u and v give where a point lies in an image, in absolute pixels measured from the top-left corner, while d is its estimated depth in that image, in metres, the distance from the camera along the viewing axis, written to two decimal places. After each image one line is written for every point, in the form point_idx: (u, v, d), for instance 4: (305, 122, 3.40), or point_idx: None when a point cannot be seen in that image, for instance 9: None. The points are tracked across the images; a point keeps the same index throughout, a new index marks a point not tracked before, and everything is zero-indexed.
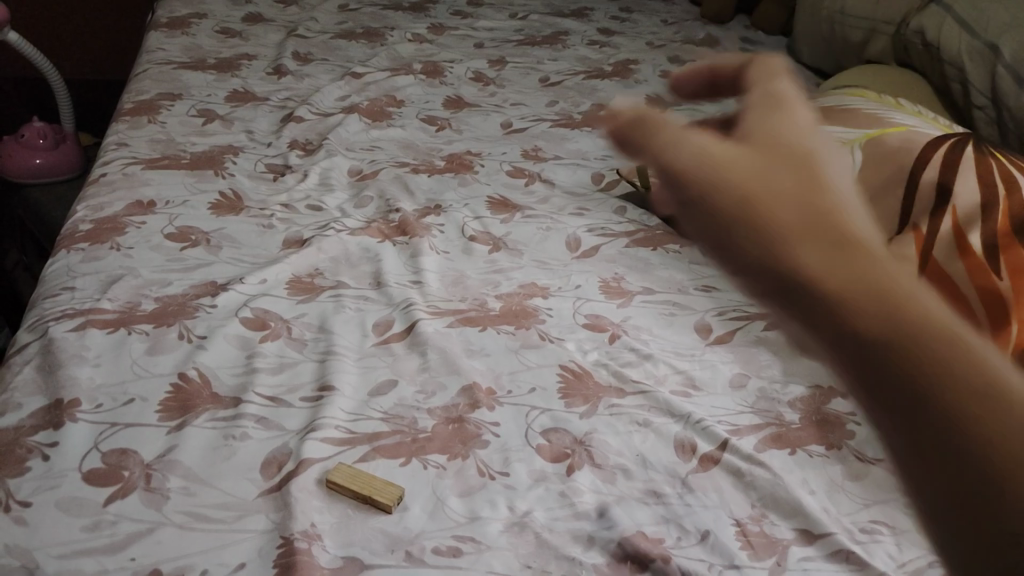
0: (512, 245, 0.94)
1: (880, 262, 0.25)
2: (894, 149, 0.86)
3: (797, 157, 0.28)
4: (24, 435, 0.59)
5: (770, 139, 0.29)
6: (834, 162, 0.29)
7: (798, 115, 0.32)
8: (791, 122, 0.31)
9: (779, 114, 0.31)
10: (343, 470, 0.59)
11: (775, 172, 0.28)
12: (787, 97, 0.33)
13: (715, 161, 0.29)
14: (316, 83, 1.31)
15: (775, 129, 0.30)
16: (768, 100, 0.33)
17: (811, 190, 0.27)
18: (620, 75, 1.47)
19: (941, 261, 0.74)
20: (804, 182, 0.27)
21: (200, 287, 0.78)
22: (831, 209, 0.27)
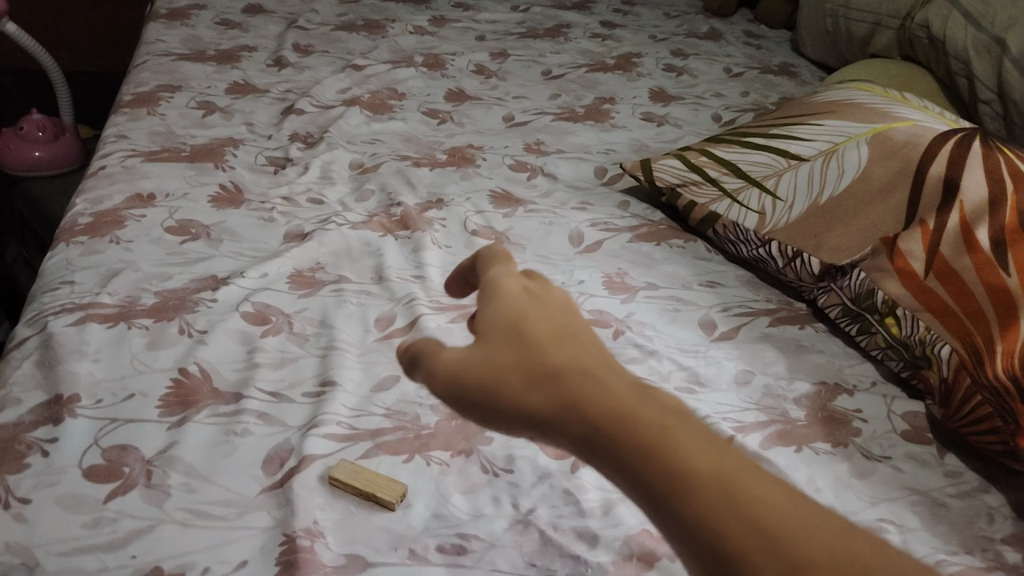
0: (514, 240, 0.93)
1: (646, 429, 0.32)
2: (901, 144, 0.85)
3: (563, 358, 0.35)
4: (24, 431, 0.58)
5: (539, 347, 0.35)
6: (596, 355, 0.35)
7: (561, 310, 0.37)
8: (554, 320, 0.36)
9: (541, 317, 0.37)
10: (346, 466, 0.58)
11: (551, 378, 0.34)
12: (547, 293, 0.38)
13: (501, 373, 0.35)
14: (317, 75, 1.29)
15: (539, 333, 0.36)
16: (521, 299, 0.38)
17: (579, 392, 0.33)
18: (622, 68, 1.46)
19: (948, 257, 0.73)
20: (574, 381, 0.34)
21: (201, 281, 0.78)
22: (600, 402, 0.33)
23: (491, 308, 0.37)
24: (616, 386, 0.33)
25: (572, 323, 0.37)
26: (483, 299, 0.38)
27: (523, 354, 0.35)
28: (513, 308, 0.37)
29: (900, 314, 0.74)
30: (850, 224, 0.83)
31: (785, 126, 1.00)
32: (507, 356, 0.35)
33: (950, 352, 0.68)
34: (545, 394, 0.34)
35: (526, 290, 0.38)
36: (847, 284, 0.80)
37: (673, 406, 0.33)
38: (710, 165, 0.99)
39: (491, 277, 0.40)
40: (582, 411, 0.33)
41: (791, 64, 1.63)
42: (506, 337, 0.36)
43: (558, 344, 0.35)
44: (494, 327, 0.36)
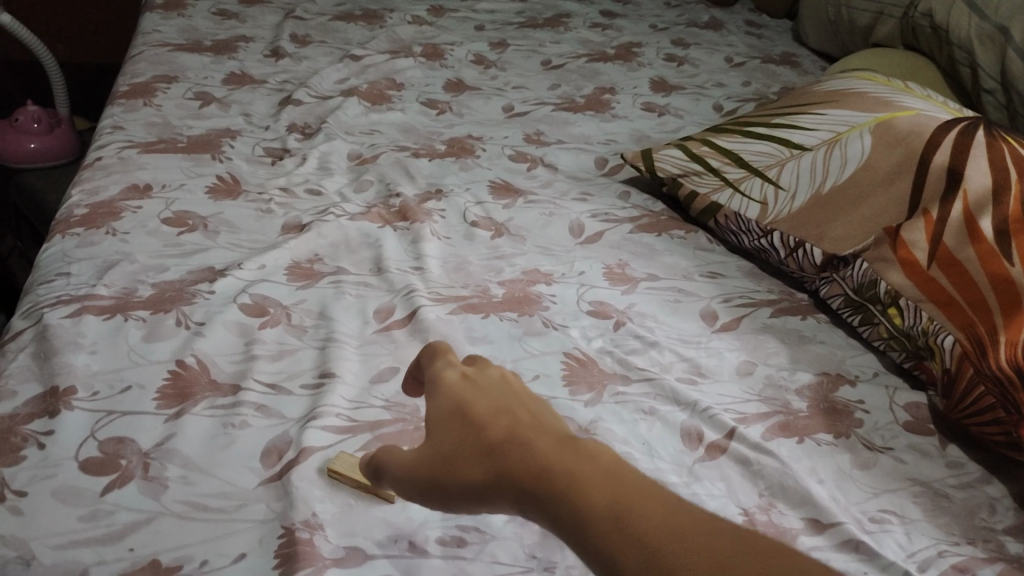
0: (514, 231, 0.92)
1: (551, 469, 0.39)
2: (904, 133, 0.84)
3: (492, 425, 0.43)
4: (19, 424, 0.58)
5: (472, 424, 0.43)
6: (516, 417, 0.43)
7: (491, 388, 0.46)
8: (485, 400, 0.45)
9: (473, 400, 0.45)
10: (345, 458, 0.58)
11: (479, 446, 0.42)
12: (482, 377, 0.47)
13: (445, 453, 0.43)
14: (315, 65, 1.29)
15: (473, 415, 0.44)
16: (459, 388, 0.46)
17: (501, 449, 0.41)
18: (622, 58, 1.45)
19: (952, 247, 0.72)
20: (498, 441, 0.41)
21: (198, 272, 0.77)
22: (517, 455, 0.40)
23: (435, 402, 0.46)
24: (530, 438, 0.41)
25: (502, 396, 0.45)
26: (430, 397, 0.47)
27: (459, 432, 0.43)
28: (453, 398, 0.46)
29: (903, 305, 0.73)
30: (852, 214, 0.82)
31: (787, 115, 0.99)
32: (448, 438, 0.43)
33: (953, 342, 0.68)
34: (478, 459, 0.41)
35: (462, 381, 0.47)
36: (849, 274, 0.80)
37: (574, 447, 0.40)
38: (711, 155, 0.98)
39: (435, 378, 0.49)
40: (504, 463, 0.40)
41: (793, 54, 1.62)
42: (447, 424, 0.44)
43: (488, 417, 0.43)
44: (438, 417, 0.45)
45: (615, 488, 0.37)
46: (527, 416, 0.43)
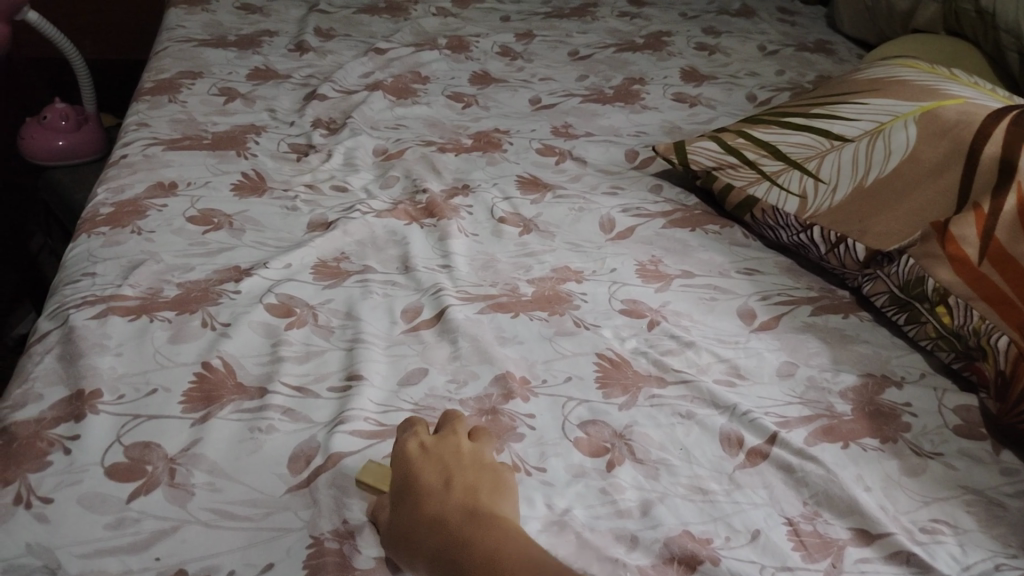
0: (543, 227, 0.90)
1: (473, 551, 0.47)
2: (951, 122, 0.80)
3: (431, 501, 0.51)
4: (46, 428, 0.57)
5: (420, 498, 0.51)
6: (452, 493, 0.51)
7: (443, 462, 0.54)
8: (435, 474, 0.53)
9: (425, 472, 0.53)
10: (372, 468, 0.55)
11: (421, 517, 0.50)
12: (438, 448, 0.55)
13: (396, 517, 0.51)
14: (339, 59, 1.27)
15: (422, 488, 0.52)
16: (417, 458, 0.54)
17: (439, 527, 0.49)
18: (652, 47, 1.42)
19: (1005, 243, 0.68)
20: (438, 518, 0.50)
21: (224, 272, 0.76)
22: (451, 532, 0.49)
23: (394, 469, 0.54)
24: (460, 517, 0.49)
25: (450, 470, 0.53)
26: (394, 463, 0.55)
27: (409, 501, 0.51)
28: (412, 467, 0.54)
29: (953, 303, 0.69)
30: (897, 208, 0.79)
31: (826, 105, 0.96)
32: (400, 505, 0.52)
33: (1009, 343, 0.64)
34: (420, 530, 0.50)
35: (421, 453, 0.55)
36: (894, 271, 0.76)
37: (496, 531, 0.48)
38: (748, 148, 0.95)
39: (400, 442, 0.56)
40: (440, 538, 0.49)
41: (827, 41, 1.57)
42: (401, 491, 0.52)
43: (435, 491, 0.51)
44: (398, 483, 0.53)
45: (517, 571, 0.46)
46: (464, 495, 0.51)
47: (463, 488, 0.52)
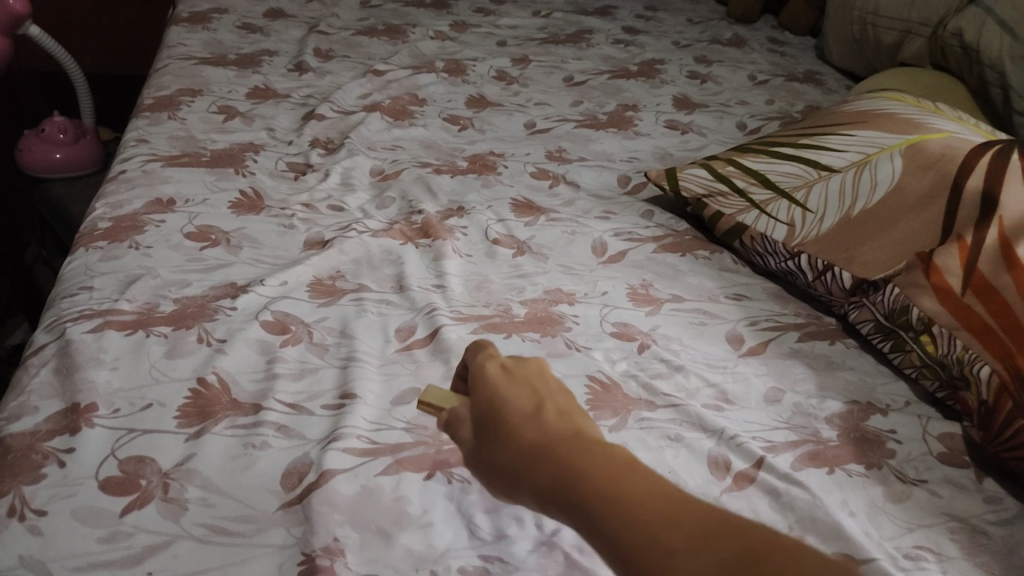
0: (536, 249, 0.91)
1: (568, 461, 0.44)
2: (936, 156, 0.82)
3: (526, 427, 0.48)
4: (40, 441, 0.57)
5: (515, 424, 0.49)
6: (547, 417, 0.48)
7: (529, 382, 0.52)
8: (524, 399, 0.50)
9: (512, 391, 0.51)
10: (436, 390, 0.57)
11: (508, 435, 0.48)
12: (524, 370, 0.54)
13: (483, 439, 0.50)
14: (337, 80, 1.29)
15: (509, 406, 0.50)
16: (502, 378, 0.53)
17: (528, 444, 0.47)
18: (645, 74, 1.44)
19: (987, 275, 0.70)
20: (524, 436, 0.47)
21: (220, 288, 0.77)
22: (541, 446, 0.46)
23: (479, 400, 0.52)
24: (562, 437, 0.47)
25: (540, 396, 0.51)
26: (476, 385, 0.54)
27: (496, 420, 0.50)
28: (496, 388, 0.52)
29: (937, 332, 0.71)
30: (883, 238, 0.80)
31: (814, 135, 0.98)
32: (488, 433, 0.50)
33: (991, 372, 0.65)
34: (516, 458, 0.47)
35: (505, 379, 0.53)
36: (880, 299, 0.78)
37: (590, 445, 0.45)
38: (737, 176, 0.97)
39: (480, 365, 0.55)
40: (530, 453, 0.46)
41: (816, 72, 1.60)
42: (485, 411, 0.51)
43: (523, 410, 0.49)
44: (481, 403, 0.52)
45: (640, 490, 0.42)
46: (553, 414, 0.49)
47: (552, 407, 0.49)
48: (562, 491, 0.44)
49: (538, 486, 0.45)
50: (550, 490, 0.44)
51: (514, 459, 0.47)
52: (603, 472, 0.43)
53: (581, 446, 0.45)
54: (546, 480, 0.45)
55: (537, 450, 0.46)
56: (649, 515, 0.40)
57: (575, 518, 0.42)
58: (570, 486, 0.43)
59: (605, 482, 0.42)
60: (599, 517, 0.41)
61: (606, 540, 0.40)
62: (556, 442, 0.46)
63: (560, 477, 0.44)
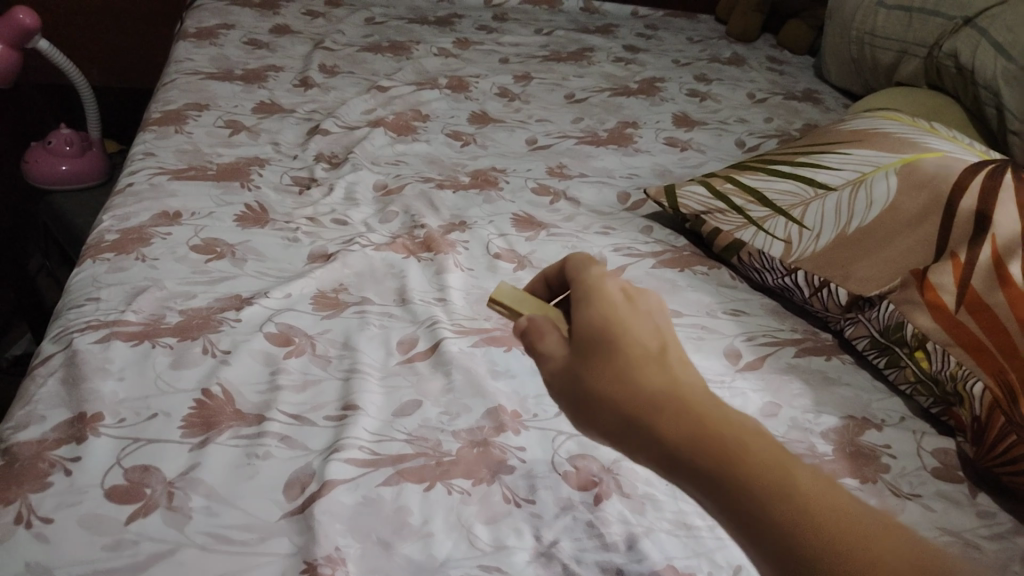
0: (537, 264, 0.93)
1: (706, 423, 0.38)
2: (931, 175, 0.84)
3: (647, 368, 0.41)
4: (47, 449, 0.58)
5: (634, 361, 0.41)
6: (669, 362, 0.42)
7: (648, 315, 0.45)
8: (647, 336, 0.43)
9: (629, 320, 0.44)
10: (507, 290, 0.55)
11: (627, 372, 0.41)
12: (641, 298, 0.46)
13: (590, 367, 0.42)
14: (342, 96, 1.31)
15: (622, 335, 0.43)
16: (616, 300, 0.45)
17: (650, 387, 0.40)
18: (645, 92, 1.46)
19: (981, 292, 0.71)
20: (649, 379, 0.40)
21: (225, 300, 0.78)
22: (670, 395, 0.39)
23: (591, 320, 0.44)
24: (690, 390, 0.40)
25: (660, 337, 0.44)
26: (578, 302, 0.46)
27: (606, 348, 0.42)
28: (606, 309, 0.44)
29: (931, 348, 0.72)
30: (878, 255, 0.82)
31: (811, 154, 1.00)
32: (598, 362, 0.42)
33: (983, 389, 0.66)
34: (630, 398, 0.40)
35: (624, 304, 0.45)
36: (875, 316, 0.79)
37: (731, 411, 0.39)
38: (735, 193, 0.98)
39: (588, 281, 0.47)
40: (658, 403, 0.39)
41: (815, 90, 1.63)
42: (591, 334, 0.43)
43: (645, 344, 0.42)
44: (585, 323, 0.44)
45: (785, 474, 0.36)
46: (679, 363, 0.42)
47: (676, 354, 0.43)
48: (697, 460, 0.37)
49: (662, 442, 0.38)
50: (679, 453, 0.38)
51: (630, 403, 0.40)
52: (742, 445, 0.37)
53: (722, 412, 0.39)
54: (677, 439, 0.38)
55: (665, 399, 0.39)
56: (822, 513, 0.34)
57: (712, 493, 0.37)
58: (711, 456, 0.37)
59: (759, 462, 0.36)
60: (745, 500, 0.35)
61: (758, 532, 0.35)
62: (690, 399, 0.39)
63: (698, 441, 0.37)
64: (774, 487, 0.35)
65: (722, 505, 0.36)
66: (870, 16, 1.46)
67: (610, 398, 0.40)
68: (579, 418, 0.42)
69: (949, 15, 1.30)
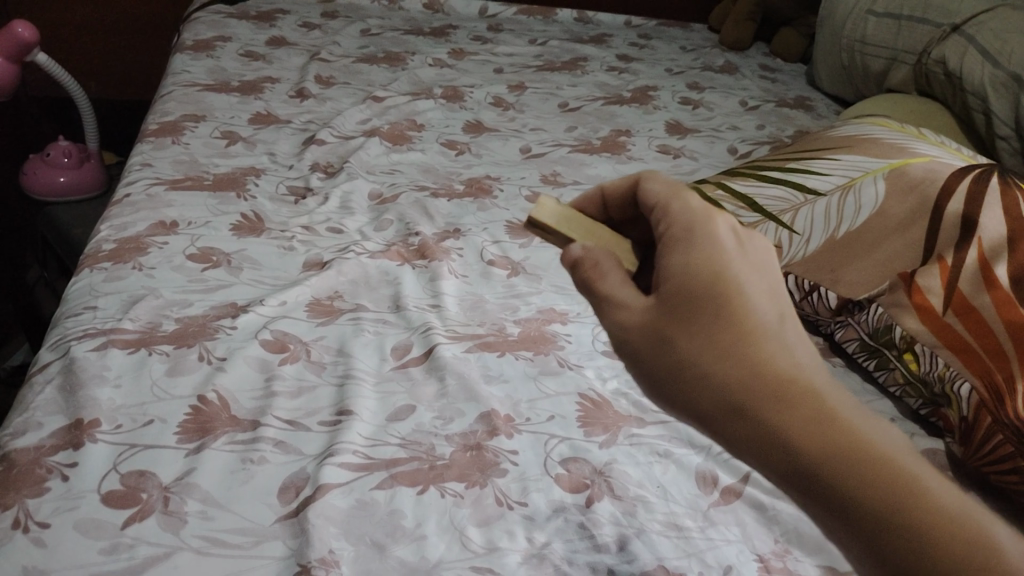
0: (530, 270, 0.94)
1: (823, 413, 0.36)
2: (918, 179, 0.84)
3: (757, 342, 0.38)
4: (44, 455, 0.59)
5: (744, 333, 0.38)
6: (783, 333, 0.38)
7: (757, 265, 0.41)
8: (761, 299, 0.39)
9: (737, 273, 0.40)
10: (548, 210, 0.52)
11: (736, 346, 0.37)
12: (750, 244, 0.42)
13: (691, 336, 0.38)
14: (338, 106, 1.32)
15: (729, 295, 0.39)
16: (723, 245, 0.41)
17: (757, 361, 0.37)
18: (638, 101, 1.48)
19: (967, 294, 0.71)
20: (761, 357, 0.37)
21: (221, 308, 0.79)
22: (782, 375, 0.37)
23: (696, 277, 0.40)
24: (804, 369, 0.37)
25: (773, 298, 0.40)
26: (674, 241, 0.42)
27: (707, 309, 0.39)
28: (708, 256, 0.40)
29: (919, 350, 0.73)
30: (868, 259, 0.83)
31: (801, 160, 1.01)
32: (703, 330, 0.38)
33: (971, 390, 0.67)
34: (737, 378, 0.37)
35: (735, 255, 0.41)
36: (864, 319, 0.80)
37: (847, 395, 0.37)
38: (726, 200, 0.97)
39: (685, 216, 0.43)
40: (770, 387, 0.36)
41: (807, 98, 1.64)
42: (684, 288, 0.40)
43: (754, 307, 0.39)
44: (680, 272, 0.40)
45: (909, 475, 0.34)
46: (794, 333, 0.39)
47: (787, 316, 0.39)
48: (802, 449, 0.35)
49: (765, 427, 0.36)
50: (785, 439, 0.36)
51: (732, 380, 0.37)
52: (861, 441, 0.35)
53: (834, 395, 0.37)
54: (784, 425, 0.36)
55: (773, 377, 0.36)
56: (938, 520, 0.33)
57: (817, 488, 0.35)
58: (820, 443, 0.35)
59: (876, 460, 0.35)
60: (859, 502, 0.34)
61: (860, 526, 0.34)
62: (802, 379, 0.37)
63: (807, 429, 0.35)
64: (889, 482, 0.34)
65: (827, 501, 0.35)
66: (860, 24, 1.48)
67: (707, 372, 0.37)
68: (659, 389, 0.40)
69: (937, 22, 1.31)
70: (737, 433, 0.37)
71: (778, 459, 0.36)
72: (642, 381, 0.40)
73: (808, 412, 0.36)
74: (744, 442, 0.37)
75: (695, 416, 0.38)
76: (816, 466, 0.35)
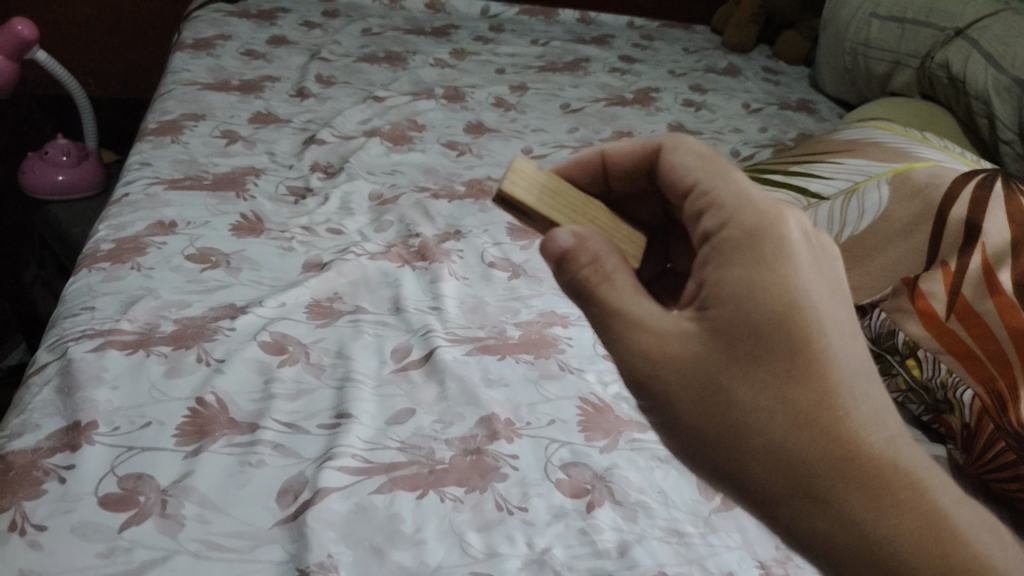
0: (531, 272, 0.93)
1: (886, 478, 0.37)
2: (922, 184, 0.82)
3: (822, 396, 0.38)
4: (41, 457, 0.58)
5: (812, 384, 0.38)
6: (851, 377, 0.39)
7: (831, 283, 0.41)
8: (835, 333, 0.39)
9: (809, 303, 0.39)
10: (524, 174, 0.45)
11: (803, 400, 0.38)
12: (820, 252, 0.41)
13: (752, 386, 0.39)
14: (338, 106, 1.32)
15: (801, 338, 0.39)
16: (794, 261, 0.40)
17: (824, 420, 0.38)
18: (641, 102, 1.47)
19: (970, 299, 0.69)
20: (826, 414, 0.38)
21: (220, 309, 0.78)
22: (848, 438, 0.37)
23: (764, 312, 0.39)
24: (871, 425, 0.38)
25: (845, 330, 0.40)
26: (735, 261, 0.40)
27: (775, 360, 0.38)
28: (777, 285, 0.39)
29: (922, 356, 0.70)
30: (871, 262, 0.81)
31: (804, 163, 1.00)
32: (765, 381, 0.38)
33: (973, 396, 0.65)
34: (799, 440, 0.38)
35: (808, 277, 0.40)
36: (867, 324, 0.76)
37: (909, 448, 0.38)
38: None
39: (749, 223, 0.41)
40: (836, 449, 0.37)
41: (810, 100, 1.64)
42: (743, 325, 0.39)
43: (825, 348, 0.39)
44: (738, 298, 0.39)
45: (957, 535, 0.37)
46: (863, 377, 0.39)
47: (859, 356, 0.40)
48: (886, 541, 0.37)
49: (826, 495, 0.37)
50: (843, 510, 0.37)
51: (804, 453, 0.37)
52: (917, 507, 0.37)
53: (899, 452, 0.38)
54: (843, 494, 0.37)
55: (843, 442, 0.37)
56: None
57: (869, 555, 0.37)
58: (903, 535, 0.37)
59: (927, 525, 0.37)
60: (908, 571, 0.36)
61: None
62: (889, 457, 0.37)
63: (868, 496, 0.37)
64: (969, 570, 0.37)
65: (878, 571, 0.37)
66: (864, 27, 1.47)
67: (772, 438, 0.38)
68: (705, 448, 0.40)
69: (941, 26, 1.31)
70: (792, 500, 0.38)
71: (844, 543, 0.37)
72: (682, 437, 0.41)
73: (894, 498, 0.37)
74: (810, 525, 0.38)
75: (742, 475, 0.39)
76: (885, 551, 0.37)
